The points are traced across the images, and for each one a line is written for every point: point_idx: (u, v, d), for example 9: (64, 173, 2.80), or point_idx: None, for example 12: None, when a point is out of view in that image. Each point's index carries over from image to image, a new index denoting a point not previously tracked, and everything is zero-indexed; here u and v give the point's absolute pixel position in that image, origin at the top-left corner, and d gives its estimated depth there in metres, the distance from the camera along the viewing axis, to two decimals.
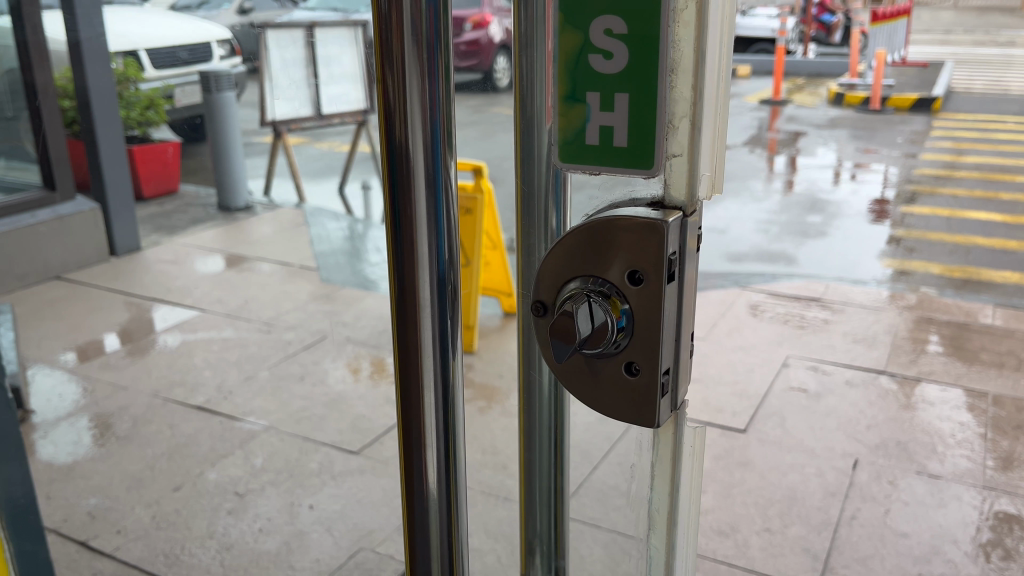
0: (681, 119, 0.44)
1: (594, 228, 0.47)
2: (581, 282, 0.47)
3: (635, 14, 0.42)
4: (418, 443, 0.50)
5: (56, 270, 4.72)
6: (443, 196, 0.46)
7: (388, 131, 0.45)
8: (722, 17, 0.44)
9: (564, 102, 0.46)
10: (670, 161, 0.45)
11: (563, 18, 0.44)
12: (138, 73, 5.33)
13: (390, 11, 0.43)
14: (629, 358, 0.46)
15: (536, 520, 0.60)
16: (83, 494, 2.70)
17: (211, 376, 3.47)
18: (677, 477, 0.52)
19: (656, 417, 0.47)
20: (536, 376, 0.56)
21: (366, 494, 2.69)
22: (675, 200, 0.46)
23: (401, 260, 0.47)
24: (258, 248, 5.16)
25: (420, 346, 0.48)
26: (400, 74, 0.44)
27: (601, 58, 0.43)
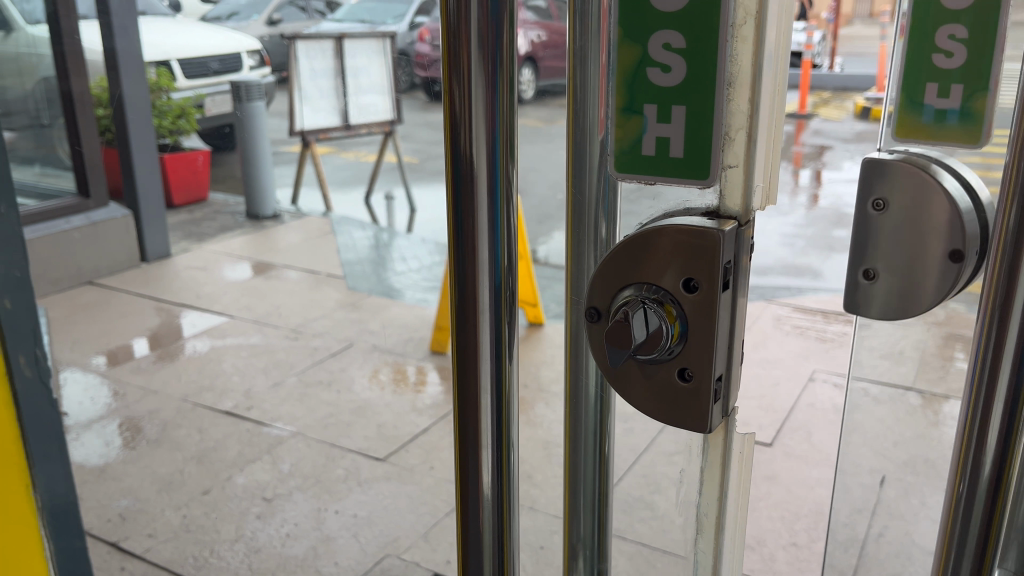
0: (738, 130, 0.45)
1: (645, 236, 0.48)
2: (635, 289, 0.49)
3: (694, 29, 0.43)
4: (474, 445, 0.52)
5: (88, 275, 4.79)
6: (503, 203, 0.48)
7: (453, 141, 0.47)
8: (779, 30, 0.45)
9: (621, 114, 0.47)
10: (726, 171, 0.46)
11: (622, 33, 0.46)
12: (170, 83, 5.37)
13: (458, 24, 0.45)
14: (681, 363, 0.47)
15: (579, 525, 0.61)
16: (115, 496, 2.74)
17: (240, 381, 3.51)
18: (726, 484, 0.53)
19: (708, 421, 0.48)
20: (584, 381, 0.57)
21: (392, 501, 2.71)
22: (730, 209, 0.47)
23: (462, 266, 0.49)
24: (286, 256, 5.21)
25: (477, 351, 0.50)
26: (466, 85, 0.45)
27: (659, 71, 0.45)
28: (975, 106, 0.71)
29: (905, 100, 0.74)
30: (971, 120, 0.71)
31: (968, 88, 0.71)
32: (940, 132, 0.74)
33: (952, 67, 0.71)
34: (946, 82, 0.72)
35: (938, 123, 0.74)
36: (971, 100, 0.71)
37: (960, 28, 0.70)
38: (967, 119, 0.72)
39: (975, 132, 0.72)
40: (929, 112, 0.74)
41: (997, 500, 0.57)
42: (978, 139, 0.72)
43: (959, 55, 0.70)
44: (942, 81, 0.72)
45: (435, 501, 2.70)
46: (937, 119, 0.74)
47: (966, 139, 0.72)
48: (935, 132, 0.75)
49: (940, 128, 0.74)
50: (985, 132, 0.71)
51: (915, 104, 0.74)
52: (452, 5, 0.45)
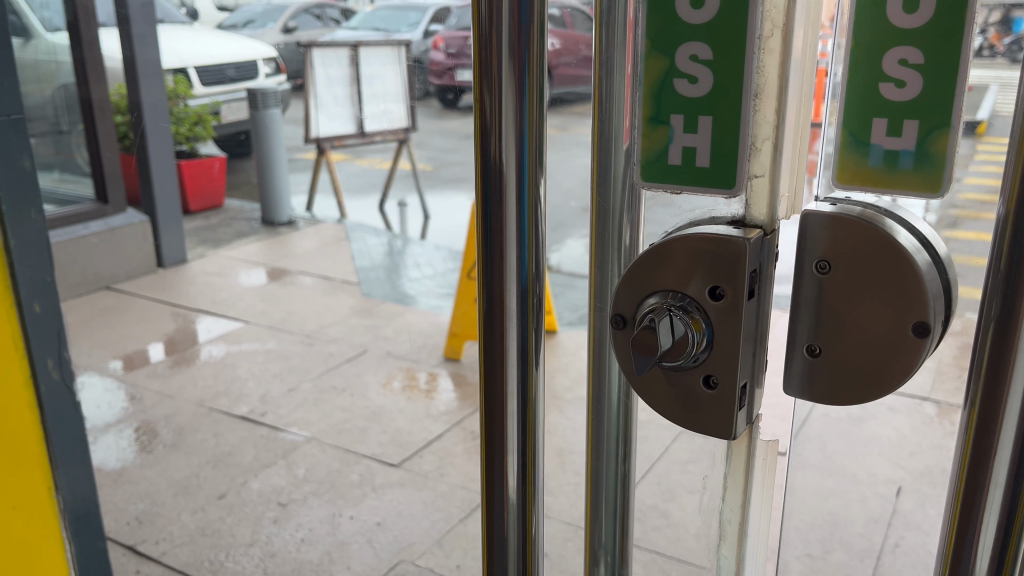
0: (765, 140, 0.46)
1: (665, 245, 0.49)
2: (661, 297, 0.49)
3: (722, 41, 0.44)
4: (501, 450, 0.53)
5: (106, 280, 4.83)
6: (530, 211, 0.49)
7: (484, 148, 0.48)
8: (804, 42, 0.46)
9: (648, 123, 0.48)
10: (753, 181, 0.47)
11: (649, 45, 0.46)
12: (187, 90, 5.61)
13: (490, 34, 0.46)
14: (707, 371, 0.48)
15: (599, 532, 0.60)
16: (132, 499, 2.76)
17: (255, 387, 3.52)
18: (750, 489, 0.54)
19: (732, 427, 0.49)
20: (606, 389, 0.57)
21: (407, 506, 2.72)
22: (756, 218, 0.48)
23: (491, 271, 0.49)
24: (301, 262, 5.24)
25: (505, 355, 0.51)
26: (496, 92, 0.46)
27: (687, 83, 0.45)
28: (938, 144, 0.42)
29: (846, 132, 0.44)
30: (931, 165, 0.42)
31: (929, 120, 0.41)
32: (896, 183, 0.44)
33: (910, 94, 0.41)
34: (896, 113, 0.42)
35: (891, 171, 0.43)
36: (932, 138, 0.42)
37: (917, 41, 0.41)
38: (925, 164, 0.42)
39: (935, 181, 0.42)
40: (876, 153, 0.43)
41: (1006, 558, 0.44)
42: (940, 189, 0.43)
43: (915, 77, 0.41)
44: (891, 112, 0.42)
45: (449, 508, 2.70)
46: (888, 164, 0.43)
47: (922, 191, 0.43)
48: (888, 183, 0.44)
49: (895, 177, 0.43)
50: (952, 180, 0.42)
51: (859, 142, 0.44)
52: (484, 12, 0.46)
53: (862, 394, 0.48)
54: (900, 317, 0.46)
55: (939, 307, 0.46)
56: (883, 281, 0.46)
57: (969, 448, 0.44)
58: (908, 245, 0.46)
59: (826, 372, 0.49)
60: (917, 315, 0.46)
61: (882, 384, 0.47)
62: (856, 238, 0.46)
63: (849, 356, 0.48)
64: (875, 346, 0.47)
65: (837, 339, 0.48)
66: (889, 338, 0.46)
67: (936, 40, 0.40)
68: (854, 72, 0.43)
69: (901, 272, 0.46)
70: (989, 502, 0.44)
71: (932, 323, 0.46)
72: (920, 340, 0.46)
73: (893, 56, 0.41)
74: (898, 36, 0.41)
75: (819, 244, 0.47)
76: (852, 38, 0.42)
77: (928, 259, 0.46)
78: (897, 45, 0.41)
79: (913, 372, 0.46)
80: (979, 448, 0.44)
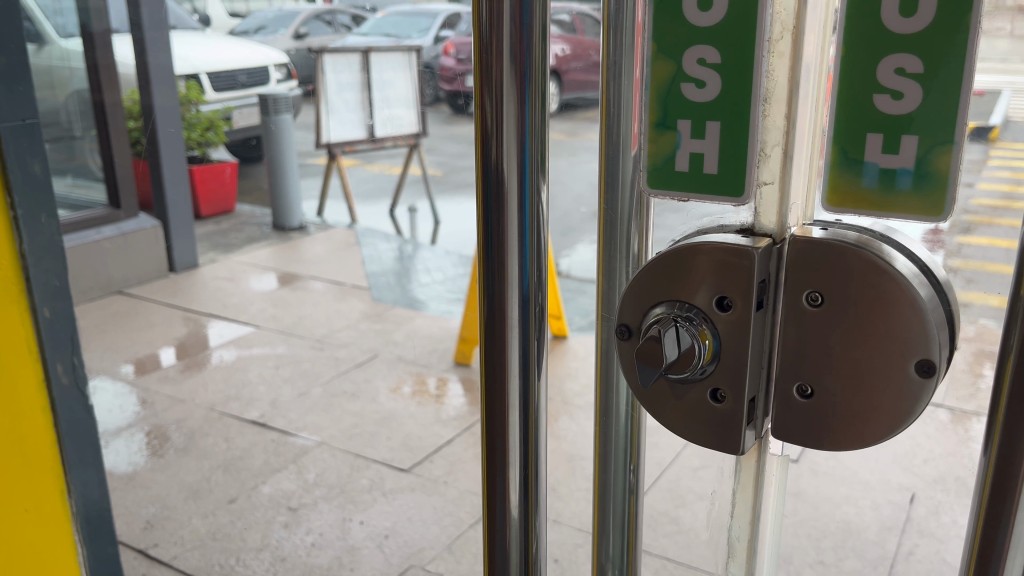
0: (773, 147, 0.47)
1: (680, 253, 0.48)
2: (667, 306, 0.49)
3: (729, 44, 0.44)
4: (502, 463, 0.53)
5: (118, 285, 4.85)
6: (533, 218, 0.49)
7: (484, 155, 0.48)
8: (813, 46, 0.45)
9: (655, 129, 0.48)
10: (761, 189, 0.48)
11: (656, 48, 0.46)
12: (199, 96, 5.65)
13: (492, 39, 0.46)
14: (714, 384, 0.48)
15: (608, 543, 0.60)
16: (143, 503, 2.77)
17: (265, 392, 3.53)
18: (758, 504, 0.54)
19: (741, 442, 0.49)
20: (614, 399, 0.56)
21: (417, 512, 2.71)
22: (765, 227, 0.48)
23: (492, 279, 0.49)
24: (312, 267, 5.26)
25: (506, 366, 0.51)
26: (498, 99, 0.47)
27: (694, 87, 0.46)
28: (940, 161, 0.41)
29: (837, 150, 0.44)
30: (930, 185, 0.42)
31: (928, 137, 0.41)
32: (892, 206, 0.44)
33: (906, 107, 0.41)
34: (894, 127, 0.42)
35: (887, 192, 0.43)
36: (934, 153, 0.41)
37: (913, 49, 0.40)
38: (922, 184, 0.42)
39: (937, 204, 0.42)
40: (870, 173, 0.43)
41: None
42: (942, 213, 0.42)
43: (912, 89, 0.41)
44: (887, 127, 0.42)
45: (459, 513, 2.69)
46: (883, 185, 0.43)
47: (925, 214, 0.43)
48: (885, 205, 0.44)
49: (893, 198, 0.43)
50: (954, 202, 0.42)
51: (851, 161, 0.44)
52: (484, 17, 0.46)
53: (857, 437, 0.46)
54: (899, 354, 0.44)
55: (943, 341, 0.45)
56: (875, 314, 0.45)
57: (983, 513, 0.42)
58: (906, 273, 0.44)
59: (822, 411, 0.47)
60: (919, 354, 0.44)
61: (881, 426, 0.45)
62: (849, 266, 0.45)
63: (845, 395, 0.46)
64: (872, 384, 0.45)
65: (833, 378, 0.46)
66: (888, 377, 0.45)
67: (932, 48, 0.40)
68: (847, 85, 0.42)
69: (898, 306, 0.44)
70: (1007, 568, 0.41)
71: (936, 362, 0.44)
72: (924, 380, 0.44)
73: (889, 65, 0.41)
74: (897, 44, 0.41)
75: (811, 274, 0.46)
76: (843, 47, 0.42)
77: (929, 287, 0.45)
78: (895, 53, 0.41)
79: (916, 416, 0.45)
80: (994, 509, 0.41)
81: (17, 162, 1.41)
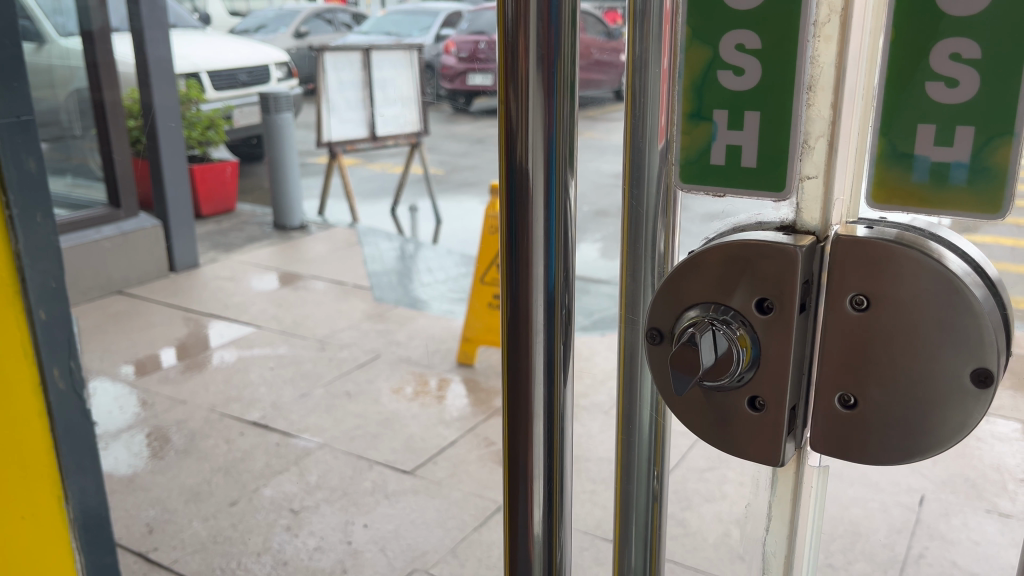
0: (818, 138, 0.43)
1: (706, 252, 0.46)
2: (702, 309, 0.45)
3: (770, 31, 0.41)
4: (526, 477, 0.50)
5: (118, 285, 4.81)
6: (559, 217, 0.45)
7: (509, 145, 0.45)
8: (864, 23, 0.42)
9: (688, 120, 0.44)
10: (804, 184, 0.44)
11: (690, 34, 0.43)
12: (200, 94, 5.63)
13: (516, 25, 0.43)
14: (753, 393, 0.45)
15: (631, 555, 0.56)
16: (143, 506, 2.74)
17: (267, 393, 3.50)
18: (797, 521, 0.51)
19: (779, 455, 0.46)
20: (638, 406, 0.53)
21: (420, 514, 2.68)
22: (808, 225, 0.45)
23: (516, 279, 0.46)
24: (313, 266, 5.23)
25: (531, 373, 0.48)
26: (522, 89, 0.44)
27: (732, 75, 0.42)
28: (998, 157, 0.38)
29: (885, 142, 0.41)
30: (987, 181, 0.39)
31: (984, 128, 0.38)
32: (944, 203, 0.40)
33: (963, 96, 0.38)
34: (949, 118, 0.39)
35: (940, 188, 0.40)
36: (990, 148, 0.38)
37: (972, 34, 0.37)
38: (979, 180, 0.39)
39: (994, 201, 0.39)
40: (921, 168, 0.40)
41: None
42: (999, 211, 0.39)
43: (970, 76, 0.38)
44: (942, 118, 0.39)
45: (463, 516, 2.66)
46: (936, 180, 0.40)
47: (980, 212, 0.40)
48: (936, 203, 0.40)
49: (944, 196, 0.40)
50: (1012, 199, 0.39)
51: (899, 155, 0.41)
52: (509, 3, 0.43)
53: (902, 450, 0.43)
54: (953, 362, 0.41)
55: (1003, 348, 0.41)
56: (929, 320, 0.41)
57: None
58: (960, 272, 0.41)
59: (867, 424, 0.44)
60: (976, 360, 0.41)
61: (933, 441, 0.42)
62: (895, 266, 0.42)
63: (894, 408, 0.43)
64: (923, 394, 0.42)
65: (881, 389, 0.43)
66: (942, 385, 0.42)
67: (991, 33, 0.37)
68: (896, 73, 0.39)
69: (956, 313, 0.41)
70: None
71: (994, 371, 0.41)
72: (980, 391, 0.41)
73: (945, 51, 0.38)
74: (953, 29, 0.38)
75: (857, 273, 0.43)
76: (892, 30, 0.39)
77: (984, 287, 0.41)
78: (952, 37, 0.38)
79: (971, 428, 0.42)
80: None
81: (12, 160, 1.37)
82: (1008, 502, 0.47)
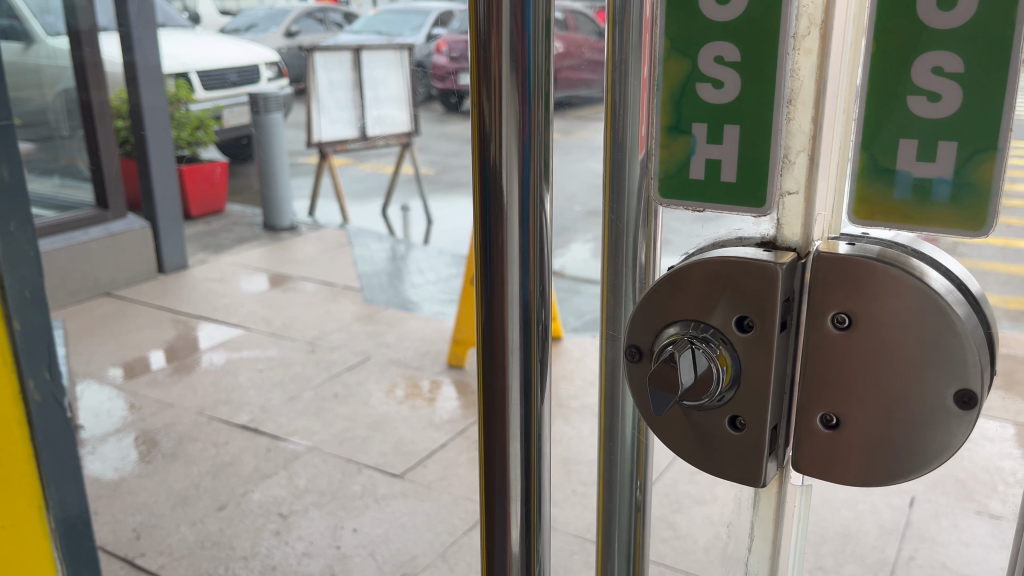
0: (799, 153, 0.42)
1: (686, 269, 0.44)
2: (681, 327, 0.44)
3: (749, 42, 0.40)
4: (502, 498, 0.49)
5: (106, 286, 4.78)
6: (533, 231, 0.44)
7: (483, 154, 0.44)
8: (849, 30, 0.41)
9: (667, 133, 0.43)
10: (785, 198, 0.43)
11: (669, 45, 0.42)
12: (189, 94, 5.59)
13: (489, 33, 0.41)
14: (733, 412, 0.44)
15: (612, 571, 0.55)
16: (129, 511, 2.72)
17: (256, 396, 3.48)
18: (780, 538, 0.50)
19: (761, 475, 0.45)
20: (619, 421, 0.52)
21: (410, 518, 2.67)
22: (789, 241, 0.44)
23: (489, 294, 0.45)
24: (303, 267, 5.20)
25: (507, 391, 0.47)
26: (496, 97, 0.42)
27: (711, 88, 0.41)
28: (981, 172, 0.37)
29: (866, 156, 0.40)
30: (970, 197, 0.38)
31: (968, 143, 0.37)
32: (926, 219, 0.39)
33: (945, 111, 0.37)
34: (931, 134, 0.38)
35: (923, 204, 0.39)
36: (972, 164, 0.37)
37: (953, 48, 0.36)
38: (962, 197, 0.38)
39: (978, 219, 0.38)
40: (903, 183, 0.39)
41: None
42: (983, 228, 0.38)
43: (952, 90, 0.37)
44: (924, 132, 0.38)
45: (453, 519, 2.65)
46: (918, 197, 0.39)
47: (963, 229, 0.39)
48: (918, 220, 0.40)
49: (926, 212, 0.39)
50: (996, 216, 0.38)
51: (880, 170, 0.40)
52: (482, 13, 0.42)
53: (881, 472, 0.42)
54: (936, 383, 0.40)
55: (986, 369, 0.40)
56: (911, 338, 0.41)
57: None
58: (943, 290, 0.40)
59: (849, 444, 0.43)
60: (958, 382, 0.40)
61: (914, 463, 0.41)
62: (876, 284, 0.41)
63: (876, 429, 0.42)
64: (906, 415, 0.41)
65: (862, 408, 0.42)
66: (924, 405, 0.41)
67: (973, 47, 0.36)
68: (879, 85, 0.38)
69: (937, 332, 0.40)
70: None
71: (977, 392, 0.40)
72: (963, 413, 0.40)
73: (926, 64, 0.37)
74: (935, 41, 0.37)
75: (838, 290, 0.42)
76: (873, 42, 0.38)
77: (966, 305, 0.41)
78: (934, 51, 0.37)
79: (954, 450, 0.41)
80: None
81: None
82: (999, 504, 0.45)
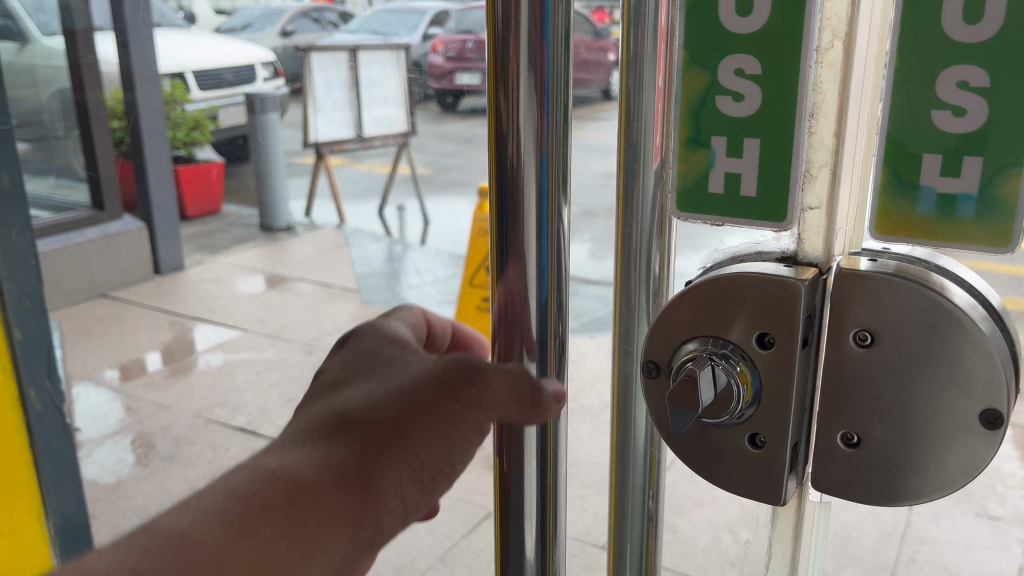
0: (820, 167, 0.42)
1: (706, 285, 0.44)
2: (699, 343, 0.44)
3: (768, 53, 0.40)
4: (517, 510, 0.49)
5: (102, 288, 4.85)
6: (549, 240, 0.44)
7: (500, 158, 0.43)
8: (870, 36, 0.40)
9: (685, 146, 0.43)
10: (806, 214, 0.43)
11: (687, 57, 0.42)
12: (184, 95, 5.37)
13: (508, 35, 0.41)
14: (753, 429, 0.44)
15: None
16: (127, 514, 2.71)
17: (253, 398, 3.46)
18: (799, 555, 0.49)
19: (781, 493, 0.44)
20: (632, 436, 0.51)
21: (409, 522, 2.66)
22: (810, 256, 0.43)
23: (506, 298, 0.45)
24: (300, 268, 5.18)
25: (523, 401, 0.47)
26: (513, 101, 0.42)
27: (730, 100, 0.41)
28: (1007, 188, 0.37)
29: (889, 171, 0.39)
30: (996, 214, 0.37)
31: (997, 158, 0.36)
32: (952, 236, 0.39)
33: (969, 125, 0.37)
34: (958, 148, 0.37)
35: (948, 220, 0.39)
36: (999, 179, 0.37)
37: (977, 61, 0.36)
38: (988, 214, 0.38)
39: (1004, 235, 0.38)
40: (927, 199, 0.39)
41: None
42: (1009, 244, 0.38)
43: (977, 104, 0.36)
44: (951, 145, 0.37)
45: (452, 522, 2.63)
46: (943, 212, 0.39)
47: (988, 245, 0.38)
48: (943, 236, 0.39)
49: (952, 227, 0.39)
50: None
51: (904, 185, 0.39)
52: (500, 12, 0.41)
53: (904, 488, 0.42)
54: (961, 404, 0.40)
55: (1011, 386, 0.40)
56: (932, 354, 0.40)
57: None
58: (965, 305, 0.40)
59: (870, 461, 0.42)
60: (984, 402, 0.39)
61: (939, 479, 0.41)
62: (896, 301, 0.41)
63: (899, 448, 0.42)
64: (930, 433, 0.41)
65: (883, 425, 0.42)
66: (949, 424, 0.40)
67: (1000, 59, 0.35)
68: (904, 95, 0.38)
69: (958, 349, 0.40)
70: None
71: (1003, 413, 0.40)
72: (990, 432, 0.40)
73: (951, 77, 0.37)
74: (959, 54, 0.36)
75: (860, 306, 0.42)
76: (896, 56, 0.38)
77: (990, 320, 0.40)
78: (957, 65, 0.36)
79: (979, 470, 0.40)
80: None
81: None
82: (997, 505, 0.49)
